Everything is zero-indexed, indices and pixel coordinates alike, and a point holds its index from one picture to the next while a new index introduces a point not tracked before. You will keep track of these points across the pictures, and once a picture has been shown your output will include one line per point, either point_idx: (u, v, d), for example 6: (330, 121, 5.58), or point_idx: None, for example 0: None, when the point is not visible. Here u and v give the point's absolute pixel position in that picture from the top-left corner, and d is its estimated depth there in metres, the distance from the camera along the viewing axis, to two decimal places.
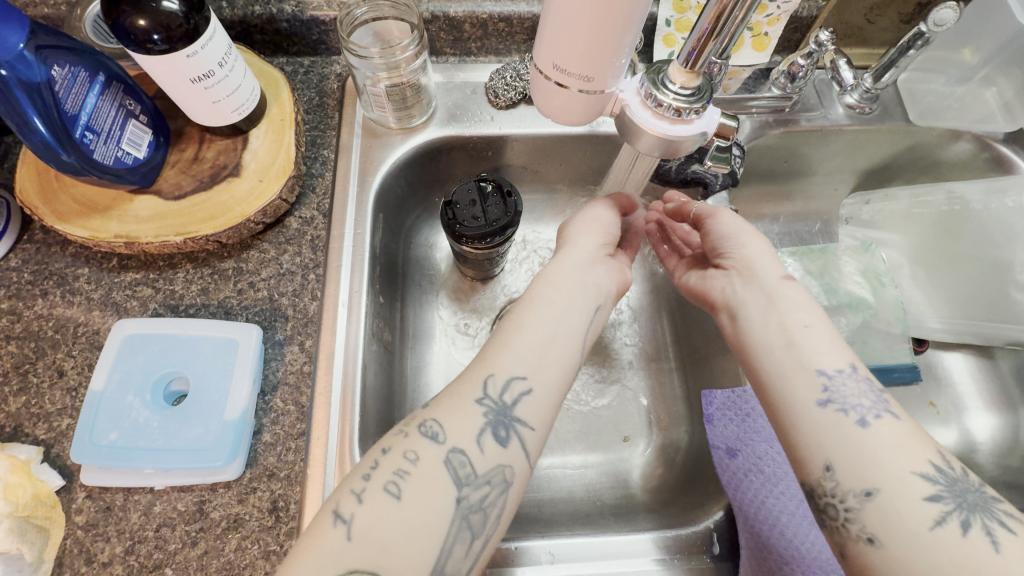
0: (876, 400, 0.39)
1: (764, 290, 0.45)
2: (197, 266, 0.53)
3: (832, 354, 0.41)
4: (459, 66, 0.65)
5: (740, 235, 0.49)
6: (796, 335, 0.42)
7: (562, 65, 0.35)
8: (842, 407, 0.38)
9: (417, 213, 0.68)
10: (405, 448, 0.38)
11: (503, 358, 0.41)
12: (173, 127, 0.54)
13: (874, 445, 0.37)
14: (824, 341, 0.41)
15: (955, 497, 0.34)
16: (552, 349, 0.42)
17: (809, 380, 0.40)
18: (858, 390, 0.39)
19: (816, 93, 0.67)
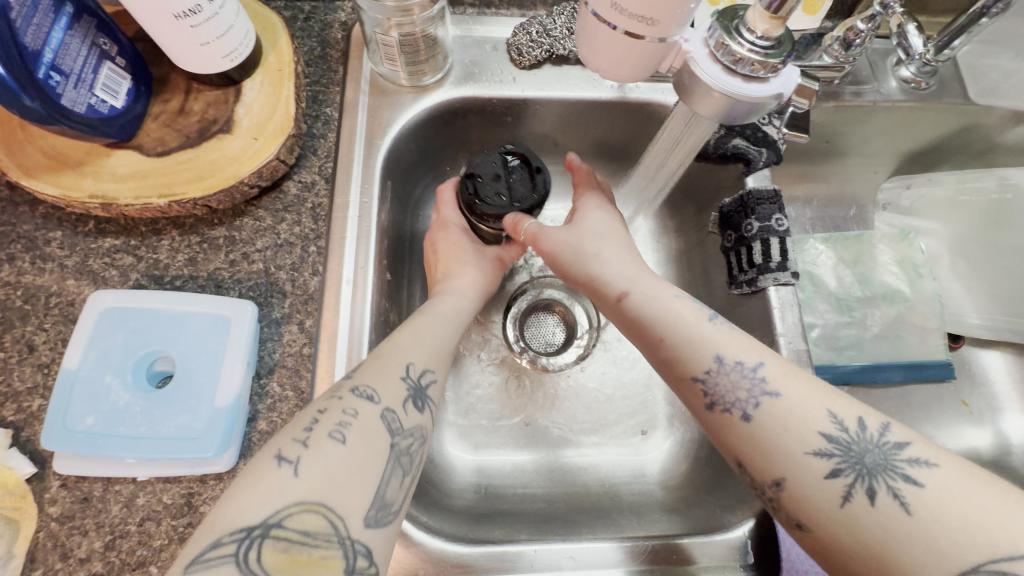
0: (755, 384, 0.36)
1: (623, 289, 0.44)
2: (184, 233, 0.48)
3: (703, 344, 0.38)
4: (478, 18, 0.59)
5: (593, 236, 0.49)
6: (675, 338, 0.39)
7: (622, 6, 0.29)
8: (725, 406, 0.36)
9: (426, 181, 0.63)
10: (342, 407, 0.35)
11: (413, 347, 0.41)
12: (156, 74, 0.48)
13: (758, 438, 0.34)
14: (689, 340, 0.39)
15: (851, 464, 0.32)
16: (450, 349, 0.44)
17: (691, 389, 0.38)
18: (734, 382, 0.36)
19: (869, 65, 0.61)
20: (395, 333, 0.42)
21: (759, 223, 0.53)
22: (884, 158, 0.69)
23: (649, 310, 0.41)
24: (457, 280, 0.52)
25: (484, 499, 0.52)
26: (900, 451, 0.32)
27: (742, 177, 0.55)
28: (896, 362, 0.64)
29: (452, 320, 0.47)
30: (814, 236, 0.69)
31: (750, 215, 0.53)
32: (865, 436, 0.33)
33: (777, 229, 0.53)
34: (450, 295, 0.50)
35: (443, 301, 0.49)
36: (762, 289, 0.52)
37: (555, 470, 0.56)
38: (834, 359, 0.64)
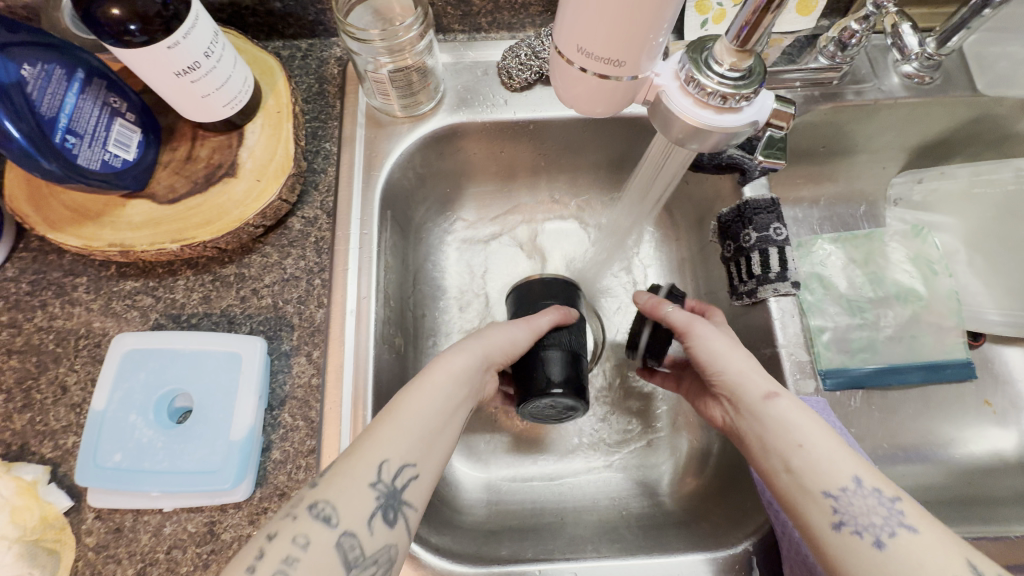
0: (889, 513, 0.35)
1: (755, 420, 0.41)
2: (197, 273, 0.50)
3: (836, 467, 0.37)
4: (469, 44, 0.60)
5: (721, 355, 0.45)
6: (794, 461, 0.38)
7: (588, 49, 0.30)
8: (857, 529, 0.35)
9: (426, 204, 0.64)
10: (293, 533, 0.35)
11: (392, 441, 0.38)
12: (165, 124, 0.50)
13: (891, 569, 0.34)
14: (826, 460, 0.37)
15: None
16: (439, 431, 0.40)
17: (818, 505, 0.36)
18: (872, 506, 0.35)
19: (869, 62, 0.60)
20: (378, 420, 0.39)
21: (756, 234, 0.52)
22: (893, 152, 0.67)
23: (787, 422, 0.39)
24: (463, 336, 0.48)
25: (494, 516, 0.54)
26: None
27: (739, 186, 0.55)
28: (912, 363, 0.62)
29: (446, 393, 0.42)
30: (821, 237, 0.68)
31: (748, 225, 0.53)
32: None
33: (775, 238, 0.52)
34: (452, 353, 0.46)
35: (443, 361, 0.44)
36: (763, 300, 0.52)
37: (564, 486, 0.56)
38: (847, 363, 0.62)
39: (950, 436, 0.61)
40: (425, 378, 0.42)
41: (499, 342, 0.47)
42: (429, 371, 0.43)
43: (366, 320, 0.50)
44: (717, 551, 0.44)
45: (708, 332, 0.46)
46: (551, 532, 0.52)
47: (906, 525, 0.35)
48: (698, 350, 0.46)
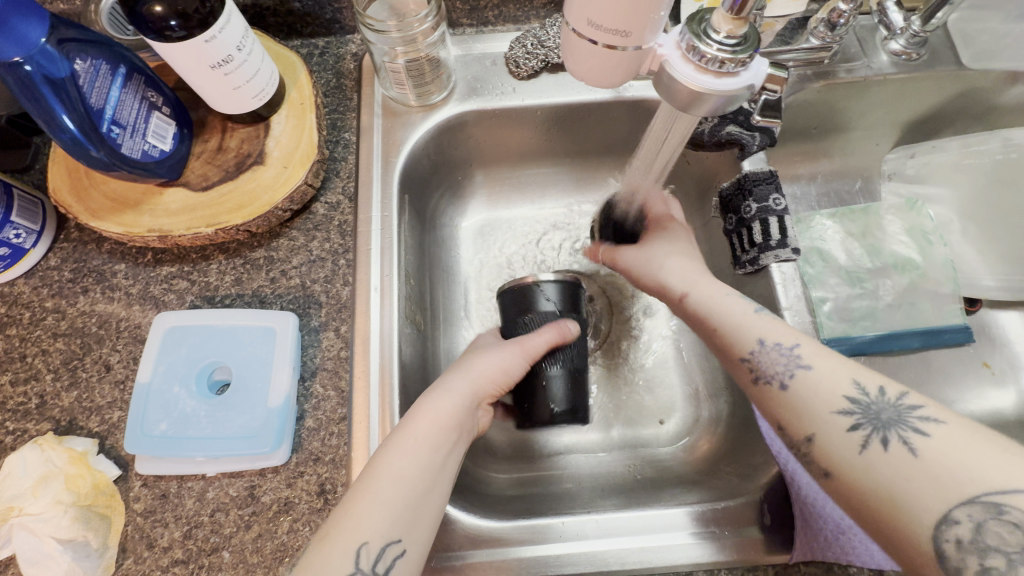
0: (795, 354, 0.41)
1: (704, 285, 0.49)
2: (229, 257, 0.53)
3: (758, 327, 0.44)
4: (477, 37, 0.63)
5: (681, 252, 0.53)
6: (723, 326, 0.46)
7: (597, 21, 0.32)
8: (768, 379, 0.41)
9: (440, 192, 0.67)
10: (341, 547, 0.36)
11: (365, 518, 0.36)
12: (196, 118, 0.54)
13: (795, 399, 0.39)
14: (735, 329, 0.45)
15: (870, 419, 0.36)
16: (420, 489, 0.39)
17: (739, 369, 0.43)
18: (778, 359, 0.41)
19: (858, 41, 0.63)
20: (367, 476, 0.39)
21: (757, 205, 0.55)
22: (884, 129, 0.70)
23: (707, 309, 0.47)
24: (451, 372, 0.48)
25: (515, 483, 0.56)
26: (914, 410, 0.36)
27: (738, 161, 0.58)
28: (912, 329, 0.65)
29: (432, 440, 0.41)
30: (819, 213, 0.71)
31: (748, 197, 0.56)
32: (883, 399, 0.36)
33: (775, 208, 0.55)
34: (440, 393, 0.45)
35: (431, 406, 0.44)
36: (765, 267, 0.55)
37: (582, 454, 0.59)
38: (849, 331, 0.64)
39: (952, 397, 0.63)
40: (405, 431, 0.41)
41: (489, 372, 0.48)
42: (411, 421, 0.42)
43: (388, 297, 0.53)
44: (730, 502, 0.47)
45: (676, 228, 0.56)
46: (570, 496, 0.54)
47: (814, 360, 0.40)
48: (628, 269, 0.56)
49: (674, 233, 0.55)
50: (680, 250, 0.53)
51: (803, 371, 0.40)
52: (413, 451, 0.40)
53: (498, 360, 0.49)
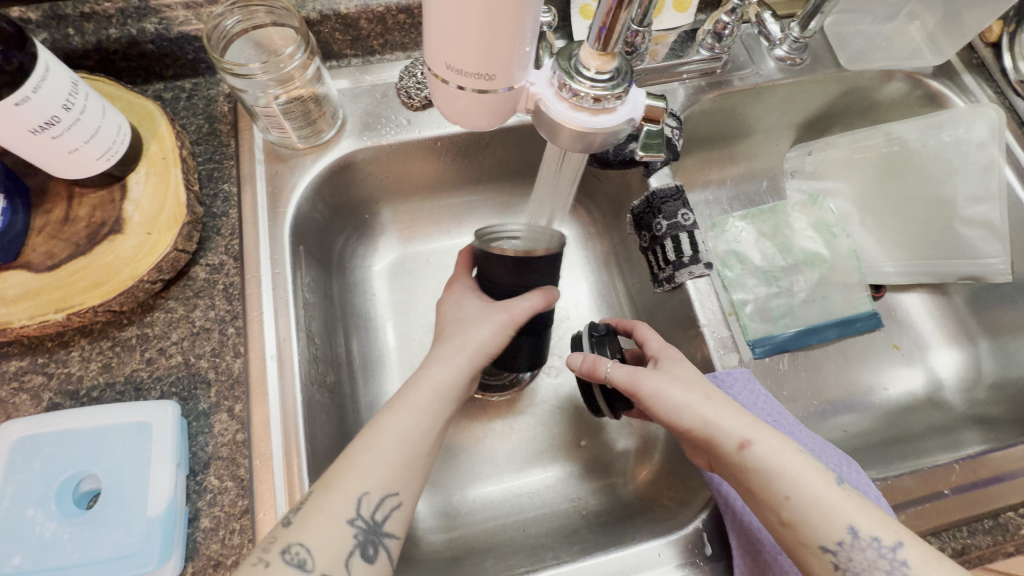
0: (888, 563, 0.35)
1: (742, 433, 0.39)
2: (93, 340, 0.46)
3: (834, 516, 0.36)
4: (364, 68, 0.59)
5: (700, 387, 0.43)
6: (786, 514, 0.37)
7: (457, 65, 0.30)
8: None
9: (345, 235, 0.62)
10: None
11: (363, 473, 0.37)
12: (33, 186, 0.46)
13: None
14: (817, 508, 0.37)
15: None
16: (422, 454, 0.39)
17: (818, 558, 0.36)
18: (872, 559, 0.35)
19: (744, 50, 0.64)
20: (352, 449, 0.38)
21: (666, 222, 0.55)
22: (781, 130, 0.72)
23: (770, 471, 0.38)
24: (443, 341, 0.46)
25: (455, 542, 0.52)
26: None
27: (645, 178, 0.57)
28: (827, 321, 0.67)
29: (427, 411, 0.40)
30: (732, 216, 0.72)
31: (658, 215, 0.55)
32: None
33: (684, 224, 0.55)
34: (433, 365, 0.43)
35: (424, 376, 0.42)
36: (681, 284, 0.54)
37: (524, 498, 0.56)
38: (770, 331, 0.66)
39: (870, 383, 0.66)
40: (404, 397, 0.41)
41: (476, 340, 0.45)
42: (409, 387, 0.42)
43: (287, 367, 0.47)
44: (672, 535, 0.44)
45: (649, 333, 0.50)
46: (514, 547, 0.51)
47: (902, 560, 0.35)
48: (657, 408, 0.42)
49: (688, 364, 0.45)
50: (705, 389, 0.43)
51: None
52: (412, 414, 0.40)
53: (488, 328, 0.46)
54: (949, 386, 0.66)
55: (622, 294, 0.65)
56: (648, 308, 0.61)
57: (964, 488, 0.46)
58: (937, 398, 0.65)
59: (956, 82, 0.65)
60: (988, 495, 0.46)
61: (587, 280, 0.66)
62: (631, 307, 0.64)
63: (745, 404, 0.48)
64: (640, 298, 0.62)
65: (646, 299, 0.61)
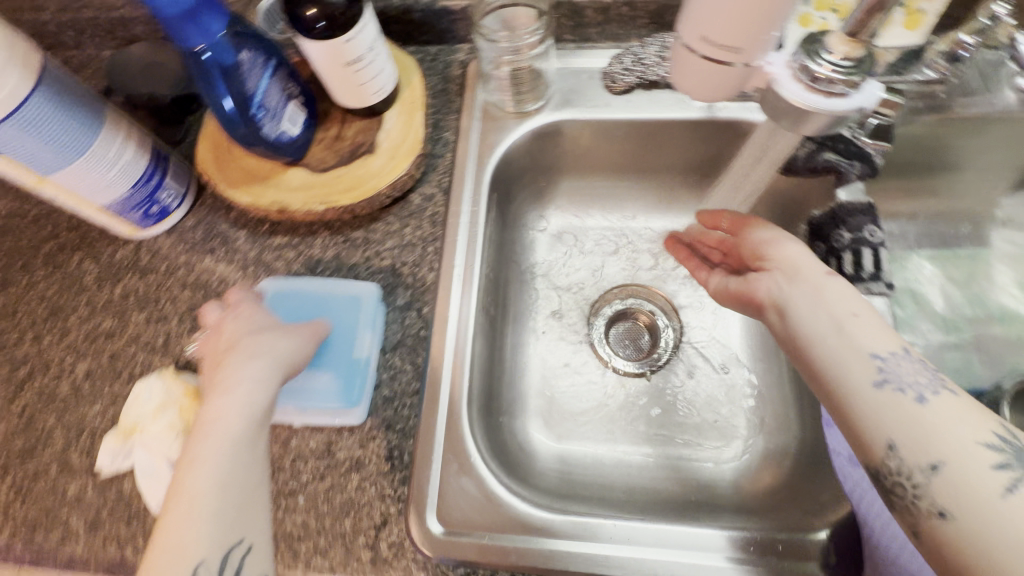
0: (932, 378, 0.35)
1: (811, 285, 0.41)
2: (332, 234, 0.59)
3: (884, 337, 0.37)
4: (576, 51, 0.66)
5: (779, 240, 0.46)
6: (847, 327, 0.38)
7: (709, 39, 0.34)
8: (901, 387, 0.34)
9: (522, 196, 0.70)
10: None
11: (188, 490, 0.35)
12: (321, 109, 0.60)
13: (928, 416, 0.33)
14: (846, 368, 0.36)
15: (1019, 453, 0.30)
16: (252, 481, 0.38)
17: (866, 367, 0.36)
18: (915, 369, 0.35)
19: (979, 76, 0.59)
20: (182, 471, 0.36)
21: (850, 234, 0.54)
22: (1003, 171, 0.65)
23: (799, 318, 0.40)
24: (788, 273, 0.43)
25: (567, 482, 0.58)
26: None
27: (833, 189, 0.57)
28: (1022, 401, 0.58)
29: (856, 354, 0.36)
30: (919, 254, 0.68)
31: (840, 226, 0.54)
32: (898, 362, 0.35)
33: (871, 240, 0.53)
34: (803, 315, 0.40)
35: (814, 350, 0.38)
36: None
37: (636, 468, 0.60)
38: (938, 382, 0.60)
39: None
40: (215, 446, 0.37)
41: (285, 353, 0.46)
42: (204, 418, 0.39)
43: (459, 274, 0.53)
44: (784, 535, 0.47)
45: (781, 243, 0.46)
46: (616, 501, 0.56)
47: (946, 390, 0.35)
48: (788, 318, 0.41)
49: (833, 282, 0.41)
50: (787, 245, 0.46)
51: (939, 395, 0.34)
52: (826, 350, 0.38)
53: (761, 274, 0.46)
54: None
55: None
56: None
57: None
58: None
59: None
60: None
61: None
62: None
63: None
64: None
65: None
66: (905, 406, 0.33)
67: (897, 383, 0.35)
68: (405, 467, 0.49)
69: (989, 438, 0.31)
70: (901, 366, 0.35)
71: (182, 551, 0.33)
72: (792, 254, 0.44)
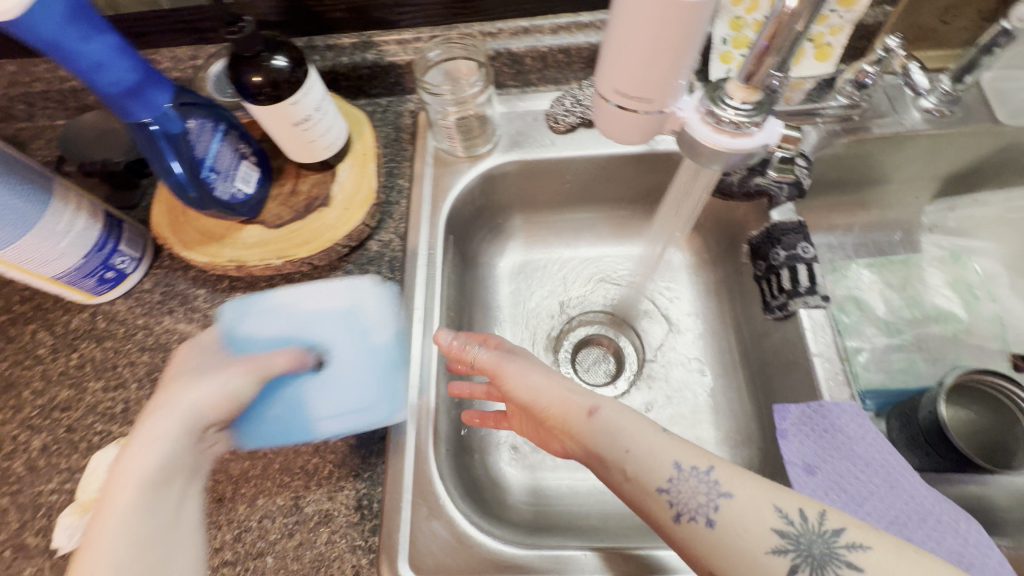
0: (710, 487, 0.37)
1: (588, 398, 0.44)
2: (292, 286, 0.60)
3: (665, 452, 0.39)
4: (521, 96, 0.70)
5: (503, 363, 0.48)
6: (633, 450, 0.40)
7: (622, 90, 0.37)
8: (690, 512, 0.37)
9: (481, 234, 0.72)
10: None
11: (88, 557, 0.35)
12: (275, 165, 0.62)
13: (722, 541, 0.35)
14: (648, 455, 0.39)
15: (802, 553, 0.33)
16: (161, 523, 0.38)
17: (657, 499, 0.38)
18: (695, 487, 0.37)
19: (888, 99, 0.65)
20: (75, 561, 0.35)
21: (785, 252, 0.57)
22: (922, 181, 0.70)
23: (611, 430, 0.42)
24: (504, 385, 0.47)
25: (543, 515, 0.59)
26: (840, 536, 0.33)
27: (766, 211, 0.61)
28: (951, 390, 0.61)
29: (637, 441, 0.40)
30: (856, 262, 0.70)
31: (777, 245, 0.58)
32: (686, 475, 0.38)
33: (804, 256, 0.56)
34: (502, 417, 0.44)
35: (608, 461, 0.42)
36: (795, 312, 0.56)
37: (609, 494, 0.61)
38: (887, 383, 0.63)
39: None
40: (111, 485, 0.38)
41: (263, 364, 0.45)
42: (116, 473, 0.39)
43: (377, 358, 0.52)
44: None
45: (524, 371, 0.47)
46: (592, 531, 0.57)
47: (726, 490, 0.37)
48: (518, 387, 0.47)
49: (627, 411, 0.43)
50: (513, 364, 0.48)
51: (722, 502, 0.36)
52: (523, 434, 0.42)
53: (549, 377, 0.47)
54: None
55: (729, 323, 0.67)
56: (755, 338, 0.63)
57: None
58: None
59: None
60: None
61: (690, 304, 0.71)
62: (736, 333, 0.66)
63: (847, 438, 0.49)
64: (747, 329, 0.64)
65: (752, 330, 0.63)
66: (731, 542, 0.35)
67: (684, 508, 0.37)
68: (374, 517, 0.48)
69: (773, 538, 0.34)
70: (683, 490, 0.37)
71: (98, 571, 0.34)
72: (524, 374, 0.47)
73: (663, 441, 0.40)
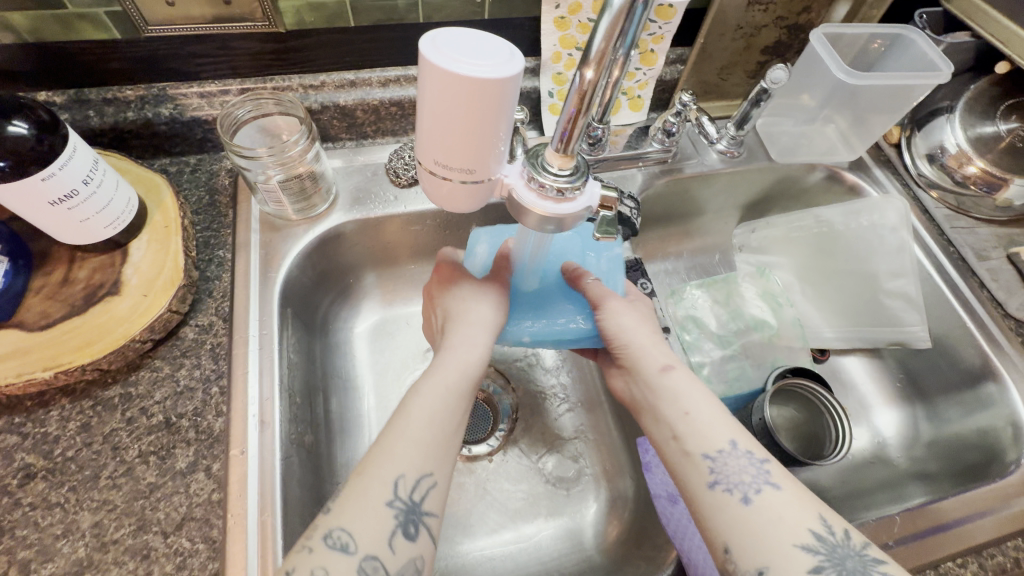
0: (758, 472, 0.40)
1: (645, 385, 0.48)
2: (75, 400, 0.47)
3: (714, 433, 0.42)
4: (357, 149, 0.66)
5: (626, 332, 0.51)
6: (681, 428, 0.44)
7: (443, 162, 0.36)
8: (728, 486, 0.40)
9: (329, 298, 0.66)
10: (313, 564, 0.35)
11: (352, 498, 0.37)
12: (37, 249, 0.49)
13: (750, 520, 0.38)
14: (695, 432, 0.43)
15: (833, 563, 0.35)
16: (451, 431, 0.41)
17: (697, 466, 0.41)
18: (743, 466, 0.40)
19: (691, 143, 0.74)
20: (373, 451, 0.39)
21: None
22: (728, 211, 0.82)
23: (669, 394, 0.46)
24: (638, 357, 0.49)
25: None
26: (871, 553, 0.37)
27: None
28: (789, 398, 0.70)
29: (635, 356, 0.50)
30: (689, 285, 0.79)
31: None
32: (738, 454, 0.41)
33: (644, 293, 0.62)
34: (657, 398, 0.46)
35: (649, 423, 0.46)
36: None
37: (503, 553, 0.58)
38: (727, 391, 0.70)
39: None
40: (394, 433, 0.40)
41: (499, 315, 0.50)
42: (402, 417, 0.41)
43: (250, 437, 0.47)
44: None
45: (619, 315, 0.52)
46: None
47: (769, 483, 0.40)
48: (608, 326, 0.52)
49: (675, 374, 0.47)
50: (634, 331, 0.51)
51: (760, 492, 0.39)
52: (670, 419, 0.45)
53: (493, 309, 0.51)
54: (893, 444, 0.69)
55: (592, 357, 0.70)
56: None
57: (903, 540, 0.50)
58: (885, 457, 0.68)
59: (868, 174, 0.76)
60: (931, 546, 0.50)
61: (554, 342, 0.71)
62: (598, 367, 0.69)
63: None
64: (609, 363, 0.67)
65: None
66: (743, 530, 0.37)
67: (726, 484, 0.40)
68: None
69: (807, 538, 0.36)
70: (728, 465, 0.40)
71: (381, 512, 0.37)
72: (619, 314, 0.52)
73: (719, 423, 0.43)
